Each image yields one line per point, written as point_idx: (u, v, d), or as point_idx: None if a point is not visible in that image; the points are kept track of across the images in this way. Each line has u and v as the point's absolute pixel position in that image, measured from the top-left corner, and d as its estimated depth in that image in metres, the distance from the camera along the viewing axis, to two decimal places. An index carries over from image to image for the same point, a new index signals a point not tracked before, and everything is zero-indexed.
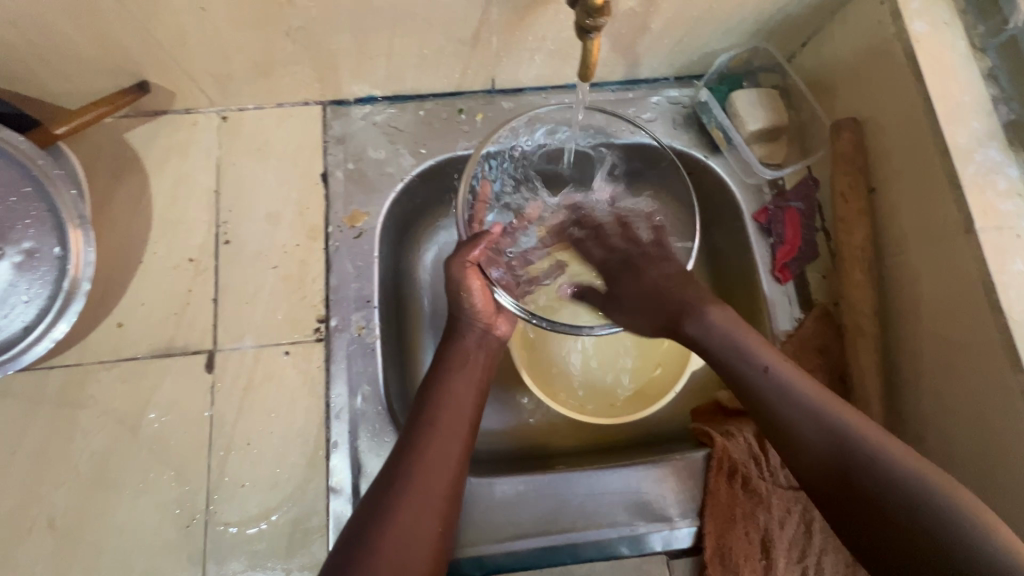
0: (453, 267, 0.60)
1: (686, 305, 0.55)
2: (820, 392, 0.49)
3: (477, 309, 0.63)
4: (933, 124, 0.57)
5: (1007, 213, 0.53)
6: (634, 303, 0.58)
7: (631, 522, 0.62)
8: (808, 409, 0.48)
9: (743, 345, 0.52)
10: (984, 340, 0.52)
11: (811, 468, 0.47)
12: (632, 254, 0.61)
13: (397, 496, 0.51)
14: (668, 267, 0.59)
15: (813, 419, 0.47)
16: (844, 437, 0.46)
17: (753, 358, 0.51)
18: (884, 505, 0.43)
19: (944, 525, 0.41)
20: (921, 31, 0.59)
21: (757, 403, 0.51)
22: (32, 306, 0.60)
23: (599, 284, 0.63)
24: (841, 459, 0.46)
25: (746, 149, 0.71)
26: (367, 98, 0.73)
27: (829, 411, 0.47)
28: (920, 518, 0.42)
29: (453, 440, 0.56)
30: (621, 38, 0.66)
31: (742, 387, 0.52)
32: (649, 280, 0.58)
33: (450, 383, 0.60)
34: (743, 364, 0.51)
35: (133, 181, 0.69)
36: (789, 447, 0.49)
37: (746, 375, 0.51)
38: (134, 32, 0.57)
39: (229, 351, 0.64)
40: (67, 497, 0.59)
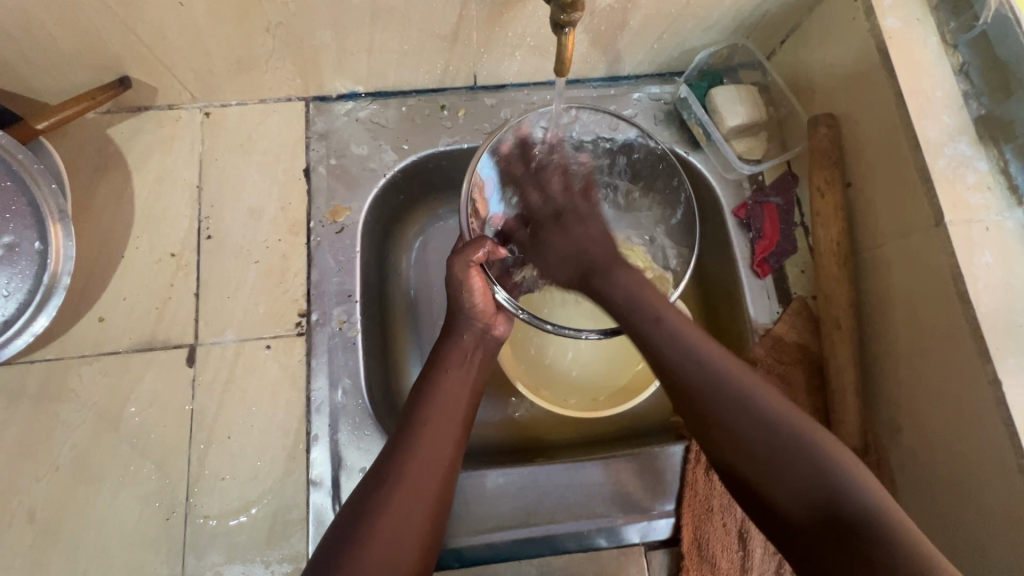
0: (456, 265, 0.60)
1: (598, 264, 0.59)
2: (714, 350, 0.52)
3: (477, 307, 0.63)
4: (905, 119, 0.57)
5: (976, 207, 0.54)
6: (556, 258, 0.62)
7: (610, 513, 0.62)
8: (773, 436, 0.48)
9: (647, 307, 0.55)
10: (953, 331, 0.53)
11: (706, 417, 0.51)
12: (563, 206, 0.64)
13: (386, 493, 0.51)
14: (593, 228, 0.62)
15: (702, 372, 0.51)
16: (724, 387, 0.50)
17: (653, 315, 0.55)
18: (760, 449, 0.48)
19: (804, 462, 0.46)
20: (894, 27, 0.60)
21: (723, 431, 0.50)
22: (12, 300, 0.60)
23: (555, 272, 0.62)
24: (726, 407, 0.50)
25: (726, 145, 0.72)
26: (350, 94, 0.74)
27: (722, 366, 0.51)
28: (789, 461, 0.46)
29: (445, 437, 0.56)
30: (600, 35, 0.67)
31: (640, 339, 0.55)
32: (578, 233, 0.61)
33: (445, 381, 0.60)
34: (680, 359, 0.53)
35: (116, 176, 0.69)
36: (683, 396, 0.52)
37: (644, 332, 0.55)
38: (114, 27, 0.57)
39: (211, 345, 0.65)
40: (47, 490, 0.59)
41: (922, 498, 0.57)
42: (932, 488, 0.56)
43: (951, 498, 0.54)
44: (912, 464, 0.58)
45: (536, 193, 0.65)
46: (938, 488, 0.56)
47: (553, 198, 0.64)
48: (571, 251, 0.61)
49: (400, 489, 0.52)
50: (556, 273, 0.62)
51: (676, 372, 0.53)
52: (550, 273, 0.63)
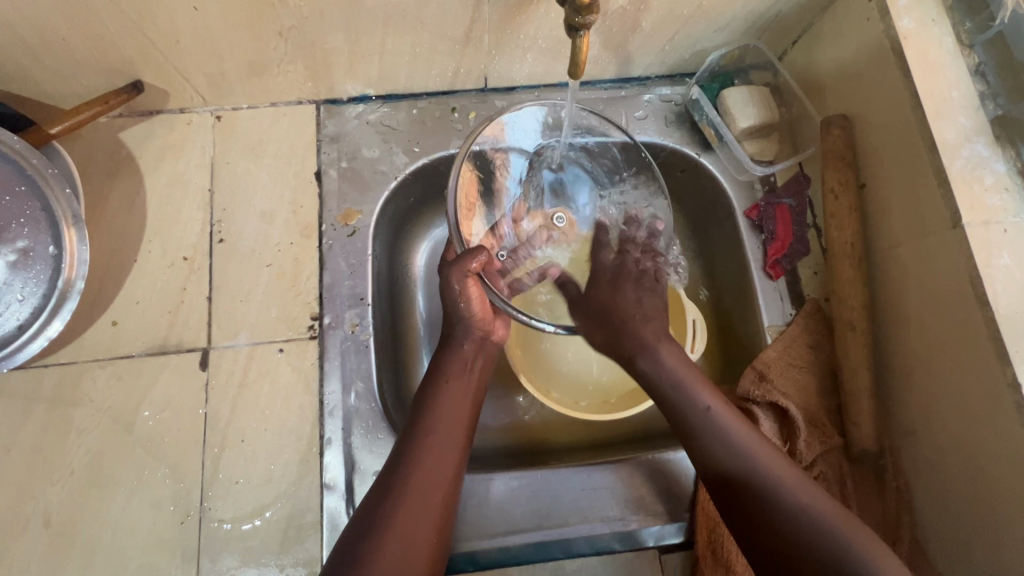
0: (452, 275, 0.58)
1: (643, 344, 0.61)
2: (752, 442, 0.55)
3: (473, 313, 0.62)
4: (921, 120, 0.57)
5: (994, 208, 0.53)
6: (608, 308, 0.63)
7: (624, 517, 0.62)
8: (772, 490, 0.52)
9: (691, 391, 0.58)
10: (971, 334, 0.53)
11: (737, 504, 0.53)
12: (627, 265, 0.65)
13: (393, 505, 0.52)
14: (651, 296, 0.64)
15: (739, 460, 0.54)
16: (759, 478, 0.53)
17: (692, 402, 0.58)
18: (793, 541, 0.49)
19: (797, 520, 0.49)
20: (909, 27, 0.59)
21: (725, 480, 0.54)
22: (26, 305, 0.60)
23: (590, 322, 0.62)
24: (761, 499, 0.52)
25: (737, 146, 0.72)
26: (361, 97, 0.74)
27: (758, 457, 0.54)
28: (819, 556, 0.47)
29: (449, 446, 0.56)
30: (612, 36, 0.66)
31: (660, 398, 0.60)
32: (628, 297, 0.63)
33: (447, 391, 0.60)
34: (690, 411, 0.58)
35: (128, 180, 0.70)
36: (720, 482, 0.55)
37: (687, 417, 0.58)
38: (127, 31, 0.57)
39: (224, 349, 0.65)
40: (62, 495, 0.59)
41: (940, 501, 0.57)
42: (950, 492, 0.56)
43: (970, 502, 0.54)
44: (928, 468, 0.58)
45: (612, 255, 0.66)
46: (957, 491, 0.55)
47: (628, 259, 0.65)
48: (605, 307, 0.63)
49: (407, 501, 0.52)
50: (609, 343, 0.62)
51: (685, 424, 0.58)
52: (584, 319, 0.63)
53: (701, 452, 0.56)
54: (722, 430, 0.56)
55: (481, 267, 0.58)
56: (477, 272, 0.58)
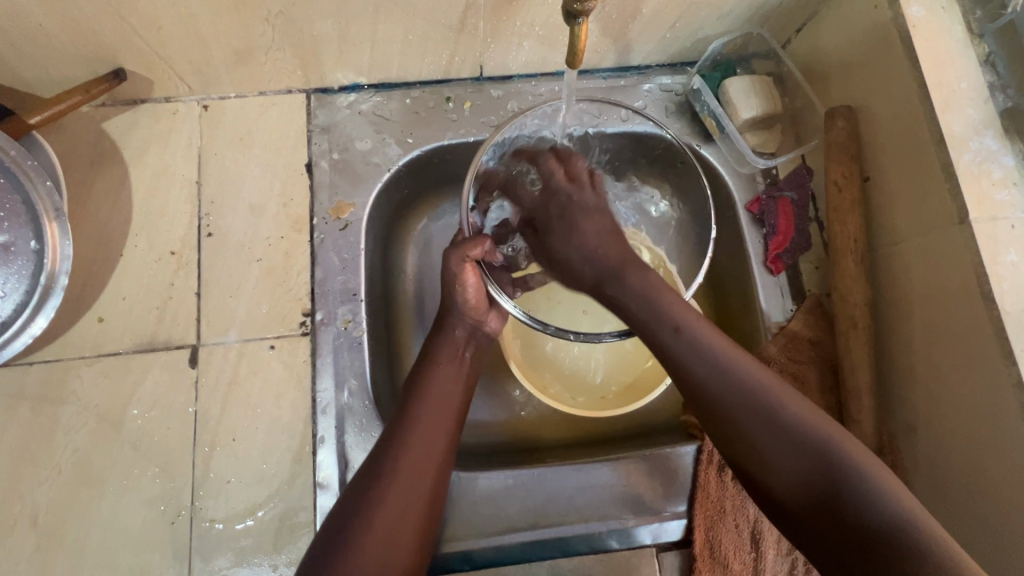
0: (452, 258, 0.59)
1: (612, 269, 0.55)
2: (735, 354, 0.51)
3: (469, 302, 0.62)
4: (929, 112, 0.56)
5: (1002, 203, 0.52)
6: (567, 254, 0.57)
7: (621, 515, 0.62)
8: (771, 416, 0.47)
9: (654, 300, 0.53)
10: (976, 331, 0.52)
11: (722, 424, 0.49)
12: (563, 197, 0.58)
13: (378, 490, 0.51)
14: (597, 221, 0.57)
15: (716, 373, 0.50)
16: (757, 397, 0.48)
17: (675, 329, 0.52)
18: (780, 442, 0.47)
19: (800, 447, 0.46)
20: (918, 15, 0.58)
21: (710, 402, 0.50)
22: (8, 302, 0.58)
23: (565, 277, 0.59)
24: (744, 415, 0.48)
25: (739, 137, 0.70)
26: (352, 86, 0.71)
27: (752, 379, 0.49)
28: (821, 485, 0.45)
29: (437, 434, 0.55)
30: (611, 23, 0.64)
31: (650, 339, 0.53)
32: (584, 236, 0.57)
33: (436, 376, 0.59)
34: (665, 330, 0.52)
35: (113, 172, 0.67)
36: (700, 403, 0.51)
37: (662, 339, 0.52)
38: (107, 16, 0.55)
39: (213, 346, 0.63)
40: (50, 495, 0.58)
41: (943, 500, 0.56)
42: (950, 490, 0.56)
43: (971, 499, 0.54)
44: (929, 466, 0.58)
45: (535, 188, 0.60)
46: (956, 489, 0.55)
47: (555, 188, 0.59)
48: (587, 258, 0.56)
49: (390, 486, 0.51)
50: (570, 275, 0.58)
51: (657, 339, 0.53)
52: (559, 276, 0.60)
53: (696, 373, 0.50)
54: (696, 340, 0.51)
55: (481, 255, 0.59)
56: (477, 259, 0.59)
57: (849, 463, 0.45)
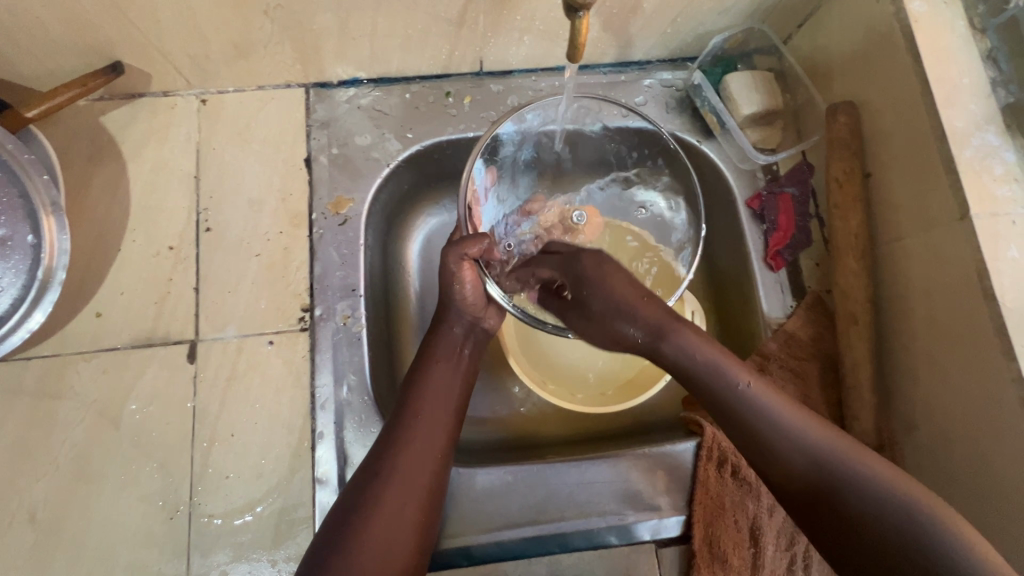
0: (449, 256, 0.57)
1: (660, 326, 0.54)
2: (784, 406, 0.51)
3: (468, 300, 0.60)
4: (930, 107, 0.55)
5: (1003, 199, 0.52)
6: (601, 313, 0.55)
7: (620, 511, 0.62)
8: (825, 463, 0.48)
9: (704, 355, 0.54)
10: (977, 327, 0.52)
11: (785, 479, 0.50)
12: (591, 255, 0.59)
13: (378, 489, 0.51)
14: (628, 277, 0.57)
15: (771, 423, 0.51)
16: (823, 457, 0.49)
17: (726, 385, 0.52)
18: (837, 487, 0.47)
19: (862, 495, 0.46)
20: (920, 10, 0.57)
21: (766, 453, 0.51)
22: (5, 296, 0.58)
23: (602, 334, 0.56)
24: (799, 462, 0.49)
25: (739, 133, 0.70)
26: (351, 81, 0.71)
27: (812, 436, 0.50)
28: (890, 529, 0.45)
29: (436, 430, 0.55)
30: (612, 18, 0.64)
31: (700, 393, 0.54)
32: (619, 291, 0.55)
33: (434, 374, 0.59)
34: (713, 381, 0.53)
35: (111, 166, 0.67)
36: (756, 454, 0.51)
37: (712, 391, 0.53)
38: (104, 9, 0.54)
39: (212, 341, 0.63)
40: (48, 490, 0.58)
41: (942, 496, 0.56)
42: (950, 486, 0.56)
43: (971, 495, 0.54)
44: (928, 462, 0.58)
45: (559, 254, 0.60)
46: (956, 485, 0.55)
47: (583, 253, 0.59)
48: (620, 313, 0.55)
49: (388, 485, 0.52)
50: (609, 335, 0.56)
51: (708, 391, 0.53)
52: (598, 335, 0.56)
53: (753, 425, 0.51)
54: (747, 393, 0.52)
55: (480, 254, 0.57)
56: (474, 258, 0.58)
57: (911, 505, 0.45)
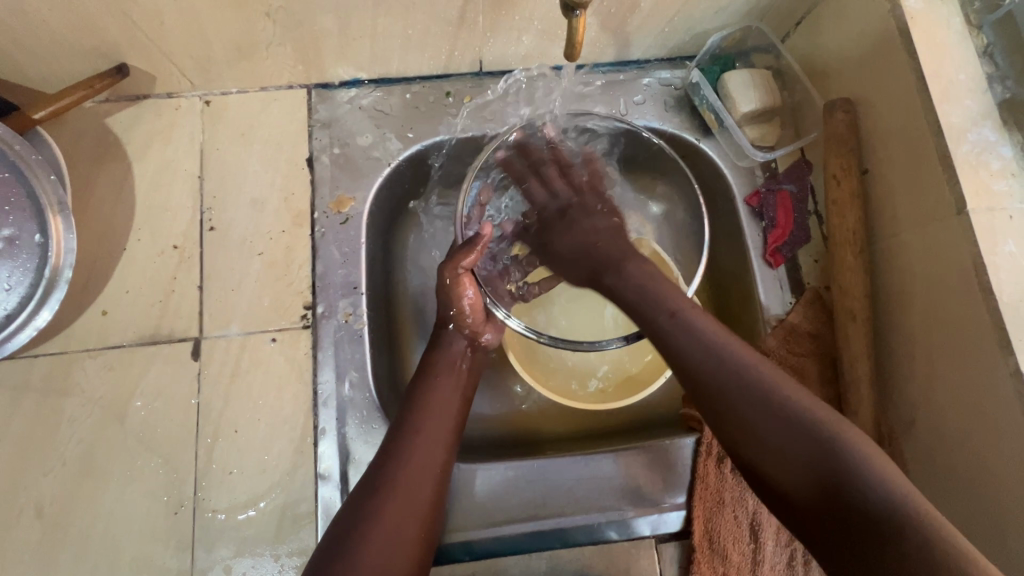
0: (446, 271, 0.61)
1: (608, 261, 0.56)
2: (731, 341, 0.49)
3: (466, 314, 0.63)
4: (926, 103, 0.56)
5: (999, 194, 0.52)
6: (566, 252, 0.59)
7: (620, 506, 0.62)
8: (772, 404, 0.45)
9: (659, 292, 0.53)
10: (974, 321, 0.52)
11: (730, 422, 0.46)
12: (569, 202, 0.63)
13: (378, 501, 0.50)
14: (601, 219, 0.61)
15: (718, 359, 0.47)
16: (717, 354, 0.48)
17: (674, 316, 0.51)
18: (783, 433, 0.43)
19: (800, 436, 0.43)
20: (915, 7, 0.58)
21: (705, 390, 0.47)
22: (13, 294, 0.59)
23: (566, 268, 0.59)
24: (748, 404, 0.45)
25: (738, 130, 0.71)
26: (352, 81, 0.72)
27: (728, 352, 0.48)
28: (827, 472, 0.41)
29: (437, 441, 0.56)
30: (610, 17, 0.65)
31: (654, 338, 0.52)
32: (585, 228, 0.60)
33: (436, 389, 0.59)
34: (661, 312, 0.52)
35: (117, 167, 0.68)
36: (700, 393, 0.48)
37: (661, 325, 0.51)
38: (109, 11, 0.55)
39: (215, 339, 0.64)
40: (55, 485, 0.59)
41: (942, 493, 0.56)
42: (950, 482, 0.56)
43: (969, 491, 0.54)
44: (927, 458, 0.58)
45: (542, 189, 0.64)
46: (956, 481, 0.55)
47: (557, 192, 0.63)
48: (578, 247, 0.59)
49: (388, 499, 0.51)
50: (569, 267, 0.59)
51: (653, 324, 0.52)
52: (564, 271, 0.60)
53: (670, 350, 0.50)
54: (692, 329, 0.50)
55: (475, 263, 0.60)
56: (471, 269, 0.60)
57: (849, 453, 0.41)
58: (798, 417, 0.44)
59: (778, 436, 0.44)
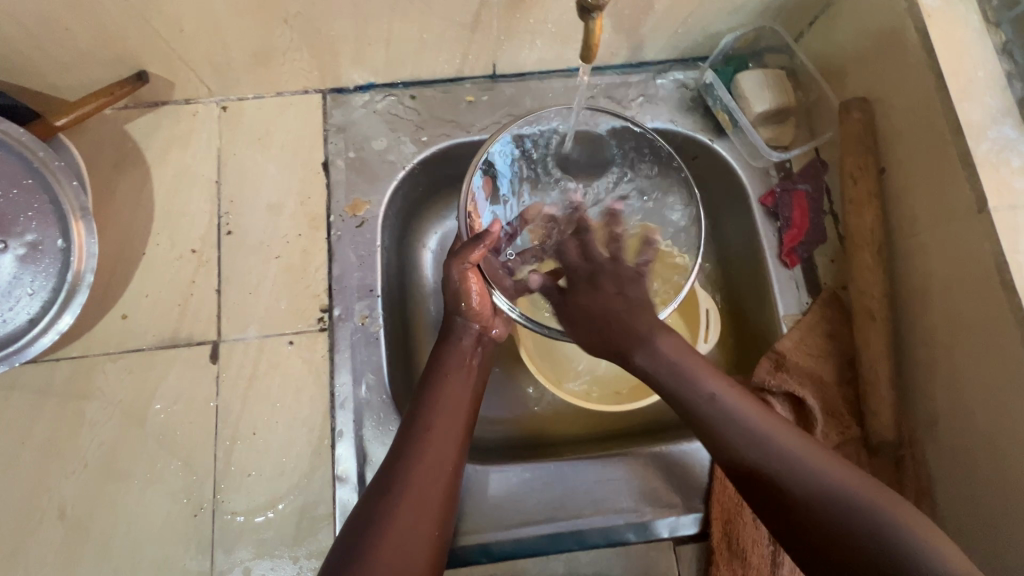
0: (451, 267, 0.60)
1: (633, 338, 0.56)
2: (769, 424, 0.50)
3: (473, 308, 0.62)
4: (945, 101, 0.55)
5: (1022, 191, 0.52)
6: (589, 316, 0.59)
7: (638, 507, 0.62)
8: (810, 479, 0.45)
9: (694, 375, 0.53)
10: (997, 320, 0.51)
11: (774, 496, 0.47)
12: (602, 268, 0.63)
13: (394, 501, 0.51)
14: (635, 287, 0.60)
15: (752, 440, 0.49)
16: (754, 434, 0.49)
17: (708, 395, 0.52)
18: (824, 508, 0.44)
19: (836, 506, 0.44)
20: (932, 5, 0.57)
21: (743, 470, 0.49)
22: (36, 298, 0.60)
23: (578, 331, 0.59)
24: (787, 479, 0.46)
25: (752, 131, 0.70)
26: (367, 86, 0.72)
27: (764, 431, 0.49)
28: (868, 541, 0.42)
29: (450, 440, 0.56)
30: (624, 19, 0.65)
31: (688, 416, 0.53)
32: (614, 296, 0.59)
33: (447, 385, 0.59)
34: (698, 398, 0.52)
35: (136, 172, 0.69)
36: (742, 470, 0.49)
37: (693, 405, 0.52)
38: (131, 19, 0.56)
39: (234, 342, 0.64)
40: (76, 487, 0.59)
41: (966, 494, 0.56)
42: (974, 483, 0.55)
43: (994, 492, 0.53)
44: (950, 459, 0.57)
45: (580, 253, 0.66)
46: (981, 482, 0.54)
47: (595, 258, 0.65)
48: (597, 312, 0.58)
49: (402, 499, 0.51)
50: (582, 327, 0.59)
51: (685, 404, 0.53)
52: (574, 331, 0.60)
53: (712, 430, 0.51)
54: (726, 409, 0.51)
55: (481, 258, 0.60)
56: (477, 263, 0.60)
57: (891, 522, 0.42)
58: (845, 491, 0.44)
59: (806, 499, 0.45)
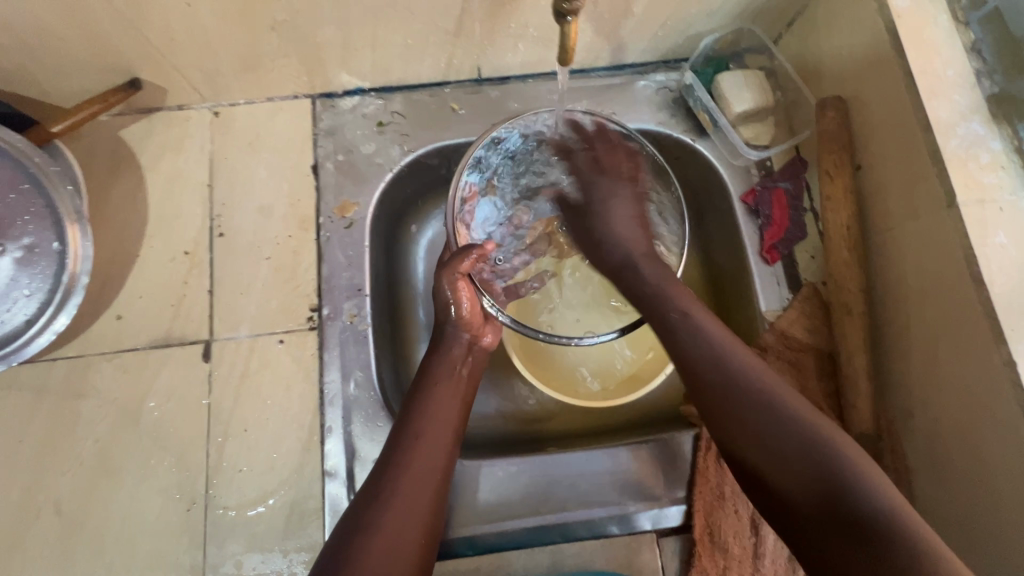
0: (443, 277, 0.61)
1: (629, 260, 0.62)
2: (740, 349, 0.52)
3: (463, 317, 0.64)
4: (914, 99, 0.56)
5: (989, 186, 0.53)
6: (591, 238, 0.65)
7: (622, 501, 0.63)
8: (767, 403, 0.48)
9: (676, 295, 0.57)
10: (967, 312, 0.52)
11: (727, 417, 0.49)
12: (600, 186, 0.66)
13: (381, 509, 0.50)
14: (629, 206, 0.65)
15: (718, 359, 0.51)
16: (721, 354, 0.51)
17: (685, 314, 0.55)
18: (776, 437, 0.46)
19: (789, 437, 0.46)
20: (902, 6, 0.59)
21: (704, 388, 0.51)
22: (33, 300, 0.61)
23: (585, 254, 0.67)
24: (747, 399, 0.48)
25: (731, 131, 0.72)
26: (355, 90, 0.74)
27: (732, 353, 0.51)
28: (811, 463, 0.44)
29: (438, 449, 0.55)
30: (604, 22, 0.66)
31: (663, 330, 0.56)
32: (614, 213, 0.65)
33: (436, 392, 0.60)
34: (674, 312, 0.56)
35: (130, 177, 0.71)
36: (704, 389, 0.51)
37: (671, 319, 0.55)
38: (124, 28, 0.58)
39: (226, 341, 0.66)
40: (72, 484, 0.61)
41: (942, 485, 0.57)
42: (950, 474, 0.56)
43: (969, 482, 0.54)
44: (927, 450, 0.58)
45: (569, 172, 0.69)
46: (956, 472, 0.55)
47: (595, 173, 0.67)
48: (597, 242, 0.65)
49: (390, 506, 0.50)
50: (592, 252, 0.66)
51: (663, 320, 0.56)
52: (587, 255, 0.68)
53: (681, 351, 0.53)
54: (698, 328, 0.54)
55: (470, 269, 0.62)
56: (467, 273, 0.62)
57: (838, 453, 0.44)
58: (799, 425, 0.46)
59: (761, 424, 0.47)
